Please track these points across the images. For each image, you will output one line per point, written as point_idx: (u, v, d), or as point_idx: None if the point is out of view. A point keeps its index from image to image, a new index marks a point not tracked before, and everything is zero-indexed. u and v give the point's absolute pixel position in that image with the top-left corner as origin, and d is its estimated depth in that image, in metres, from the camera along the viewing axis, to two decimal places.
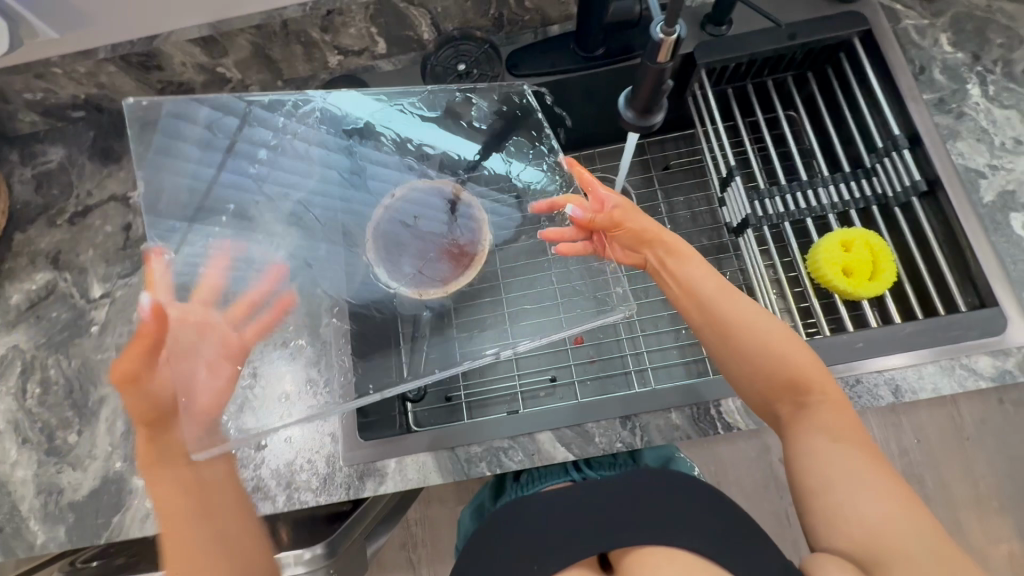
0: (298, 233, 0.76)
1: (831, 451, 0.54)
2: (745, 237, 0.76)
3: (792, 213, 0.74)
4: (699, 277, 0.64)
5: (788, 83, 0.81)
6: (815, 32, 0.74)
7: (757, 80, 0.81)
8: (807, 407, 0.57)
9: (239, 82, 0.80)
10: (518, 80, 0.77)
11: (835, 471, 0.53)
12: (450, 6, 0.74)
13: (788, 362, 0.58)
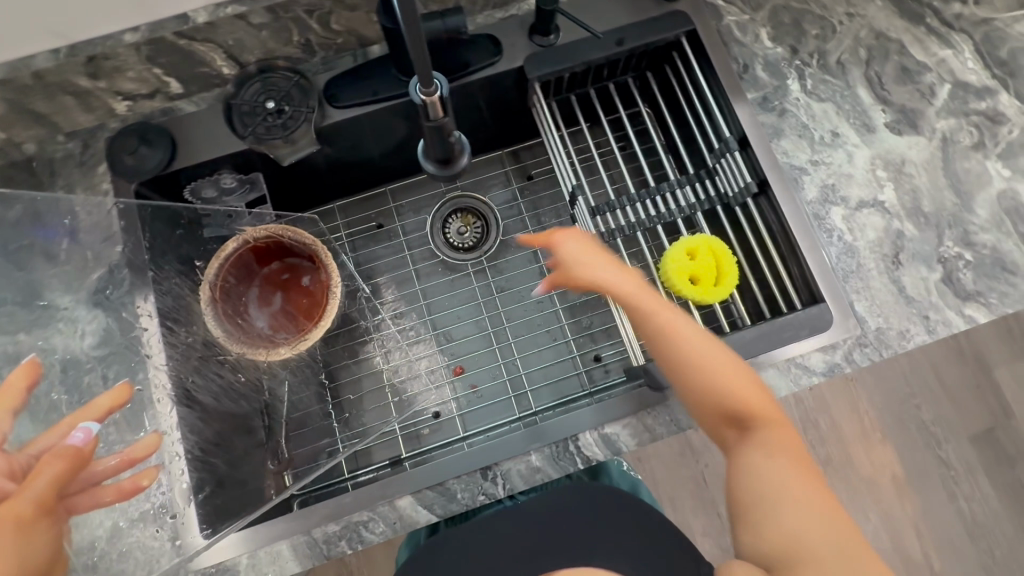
0: (105, 314, 0.66)
1: (771, 478, 0.53)
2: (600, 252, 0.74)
3: (641, 222, 0.72)
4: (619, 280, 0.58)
5: (631, 83, 0.79)
6: (642, 35, 0.72)
7: (599, 84, 0.78)
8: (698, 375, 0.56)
9: (6, 142, 0.68)
10: (341, 112, 0.70)
11: (767, 493, 0.53)
12: (243, 38, 0.65)
13: (718, 387, 0.56)
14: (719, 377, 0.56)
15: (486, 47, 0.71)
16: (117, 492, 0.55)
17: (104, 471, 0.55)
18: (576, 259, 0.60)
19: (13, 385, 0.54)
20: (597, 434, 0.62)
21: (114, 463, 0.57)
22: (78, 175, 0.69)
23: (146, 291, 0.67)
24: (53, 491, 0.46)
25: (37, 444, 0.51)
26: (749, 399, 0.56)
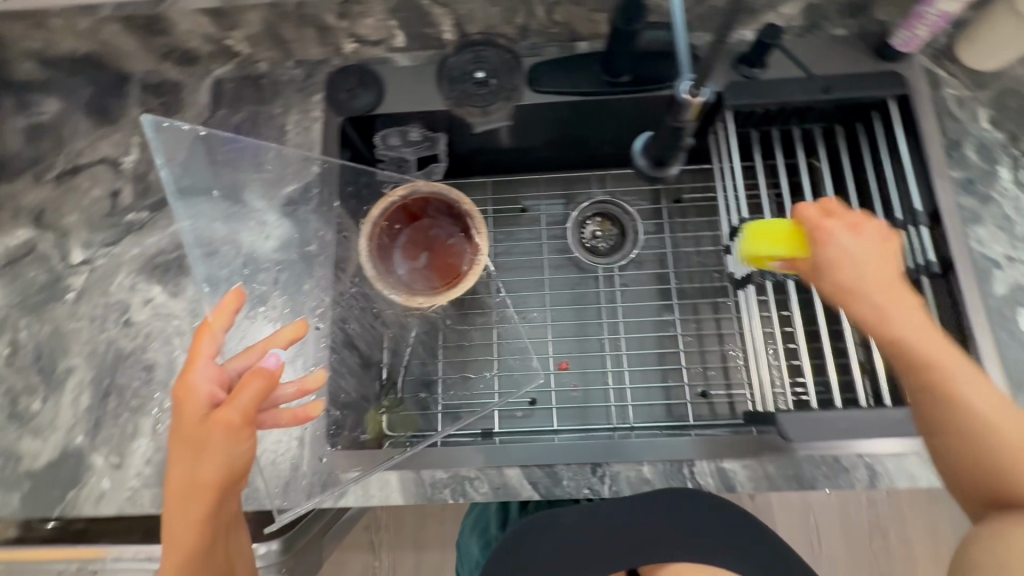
0: (291, 225, 0.74)
1: (983, 479, 0.48)
2: (746, 290, 0.74)
3: (798, 272, 0.72)
4: (864, 266, 0.53)
5: (818, 134, 0.78)
6: (851, 87, 0.71)
7: (786, 127, 0.77)
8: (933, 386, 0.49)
9: (246, 56, 0.76)
10: (537, 96, 0.74)
11: (985, 488, 0.48)
12: (475, 10, 0.70)
13: (955, 391, 0.48)
14: (957, 381, 0.48)
15: (691, 65, 0.72)
16: (290, 417, 0.60)
17: (283, 395, 0.62)
18: (847, 266, 0.53)
19: (223, 309, 0.60)
20: (715, 466, 0.61)
21: (291, 390, 0.63)
22: (295, 99, 0.76)
23: (325, 220, 0.74)
24: (255, 405, 0.51)
25: (234, 362, 0.59)
26: (985, 409, 0.48)
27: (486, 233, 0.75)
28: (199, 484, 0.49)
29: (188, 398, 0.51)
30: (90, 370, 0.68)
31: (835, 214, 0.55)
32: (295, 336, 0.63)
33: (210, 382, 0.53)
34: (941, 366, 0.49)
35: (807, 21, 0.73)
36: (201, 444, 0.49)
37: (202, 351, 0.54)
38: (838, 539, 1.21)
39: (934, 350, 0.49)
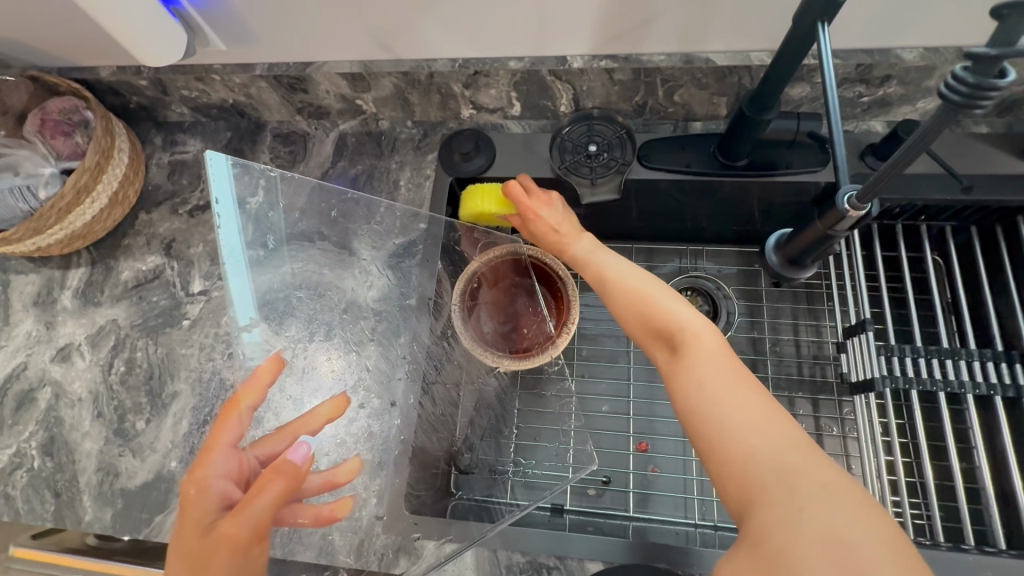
0: (392, 277, 0.76)
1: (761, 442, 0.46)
2: (864, 396, 0.68)
3: (923, 382, 0.65)
4: (629, 279, 0.62)
5: (948, 232, 0.72)
6: (994, 190, 0.66)
7: (913, 222, 0.73)
8: (681, 361, 0.54)
9: (371, 114, 0.81)
10: (646, 171, 0.73)
11: (766, 458, 0.45)
12: (596, 87, 0.71)
13: (697, 353, 0.53)
14: (703, 348, 0.54)
15: (814, 153, 0.70)
16: (313, 517, 0.61)
17: (309, 487, 0.61)
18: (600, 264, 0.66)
19: (258, 382, 0.60)
20: None
21: (315, 480, 0.61)
22: (410, 157, 0.81)
23: (427, 274, 0.75)
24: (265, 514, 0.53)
25: (263, 447, 0.59)
26: (706, 382, 0.51)
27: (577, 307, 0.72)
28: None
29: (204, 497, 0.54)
30: (193, 397, 0.71)
31: (540, 206, 0.71)
32: (330, 415, 0.64)
33: (224, 481, 0.56)
34: (687, 341, 0.55)
35: None
36: (204, 561, 0.50)
37: (223, 439, 0.59)
38: None
39: (685, 324, 0.56)
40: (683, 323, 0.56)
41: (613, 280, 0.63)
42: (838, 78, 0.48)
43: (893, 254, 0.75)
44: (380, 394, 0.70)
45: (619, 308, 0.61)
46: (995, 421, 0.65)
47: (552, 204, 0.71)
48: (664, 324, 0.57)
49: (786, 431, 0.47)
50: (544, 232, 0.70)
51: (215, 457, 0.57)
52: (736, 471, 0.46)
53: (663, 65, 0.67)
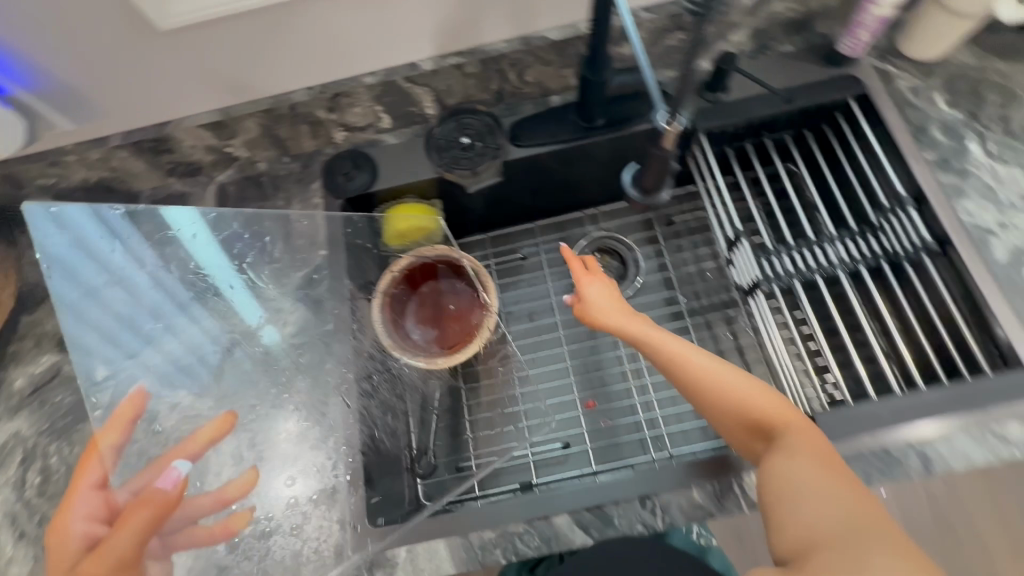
0: (305, 309, 0.75)
1: (815, 517, 0.50)
2: (756, 298, 0.75)
3: (801, 272, 0.74)
4: (677, 343, 0.64)
5: (790, 142, 0.81)
6: (810, 96, 0.76)
7: (760, 141, 0.81)
8: (783, 443, 0.55)
9: (246, 159, 0.81)
10: (521, 150, 0.78)
11: (828, 535, 0.48)
12: (452, 84, 0.76)
13: (743, 389, 0.59)
14: (751, 398, 0.59)
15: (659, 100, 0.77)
16: (208, 533, 0.61)
17: (198, 510, 0.61)
18: (641, 329, 0.67)
19: (119, 418, 0.64)
20: None
21: (207, 501, 0.62)
22: (296, 191, 0.81)
23: (338, 297, 0.76)
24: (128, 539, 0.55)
25: (135, 479, 0.61)
26: (808, 449, 0.54)
27: (494, 291, 0.80)
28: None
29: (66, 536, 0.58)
30: None
31: (586, 282, 0.73)
32: (210, 438, 0.66)
33: (80, 522, 0.58)
34: (776, 427, 0.56)
35: (757, 44, 0.79)
36: None
37: (85, 480, 0.62)
38: None
39: (749, 395, 0.59)
40: (726, 376, 0.60)
41: (698, 370, 0.61)
42: (637, 29, 0.54)
43: (752, 173, 0.83)
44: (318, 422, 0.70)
45: (675, 369, 0.62)
46: (867, 291, 0.72)
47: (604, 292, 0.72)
48: (703, 374, 0.61)
49: (823, 447, 0.55)
50: (591, 318, 0.70)
51: (77, 501, 0.60)
52: (800, 533, 0.50)
53: (505, 50, 0.72)
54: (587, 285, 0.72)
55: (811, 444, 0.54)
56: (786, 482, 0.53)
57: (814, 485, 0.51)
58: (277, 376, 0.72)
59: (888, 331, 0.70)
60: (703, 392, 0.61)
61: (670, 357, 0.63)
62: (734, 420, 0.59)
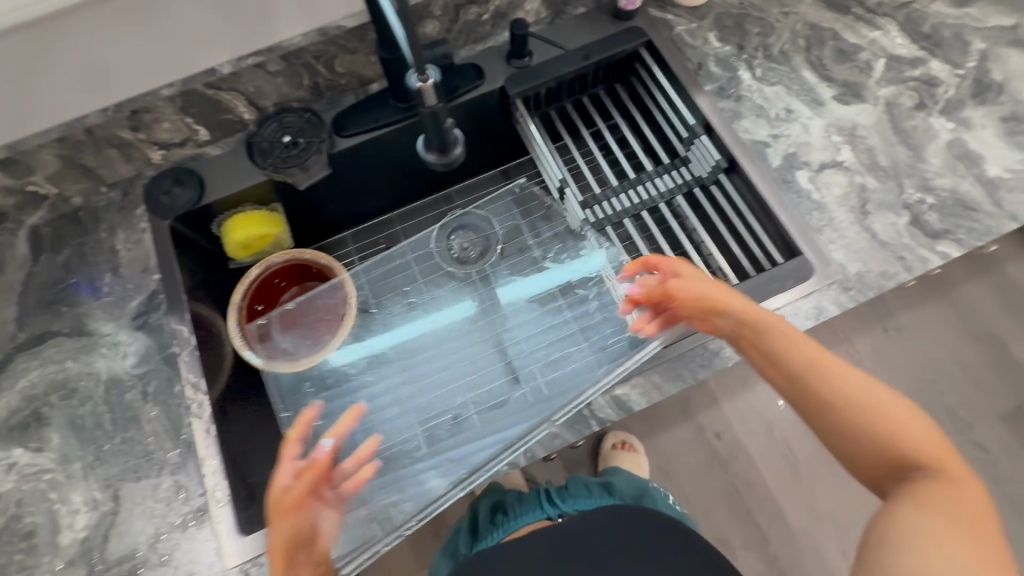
0: (144, 336, 0.71)
1: (948, 555, 0.44)
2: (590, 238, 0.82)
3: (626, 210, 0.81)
4: (845, 371, 0.54)
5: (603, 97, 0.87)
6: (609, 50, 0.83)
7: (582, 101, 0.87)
8: (917, 481, 0.49)
9: (57, 196, 0.76)
10: (347, 141, 0.80)
11: (928, 556, 0.44)
12: (262, 85, 0.75)
13: (891, 429, 0.51)
14: (908, 419, 0.52)
15: (470, 73, 0.81)
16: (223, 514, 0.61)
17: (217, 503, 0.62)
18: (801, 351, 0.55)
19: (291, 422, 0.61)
20: (609, 397, 0.65)
21: (348, 465, 0.62)
22: (119, 219, 0.77)
23: (179, 314, 0.72)
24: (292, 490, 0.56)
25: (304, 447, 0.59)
26: (919, 437, 0.51)
27: (350, 282, 0.83)
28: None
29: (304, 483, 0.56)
30: None
31: (689, 276, 0.62)
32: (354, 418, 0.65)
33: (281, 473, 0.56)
34: (921, 467, 0.50)
35: (551, 10, 0.85)
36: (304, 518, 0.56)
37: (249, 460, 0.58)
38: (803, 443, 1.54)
39: (946, 458, 0.50)
40: (874, 392, 0.53)
41: (840, 378, 0.53)
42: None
43: (579, 134, 0.88)
44: (174, 444, 0.66)
45: (803, 377, 0.54)
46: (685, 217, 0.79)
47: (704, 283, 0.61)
48: (842, 400, 0.52)
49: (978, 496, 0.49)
50: (689, 301, 0.61)
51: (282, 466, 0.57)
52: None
53: (304, 44, 0.73)
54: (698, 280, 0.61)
55: (959, 495, 0.48)
56: (911, 487, 0.49)
57: (957, 527, 0.45)
58: (123, 411, 0.67)
59: (708, 248, 0.76)
60: (824, 386, 0.53)
61: (797, 386, 0.55)
62: (817, 411, 0.54)
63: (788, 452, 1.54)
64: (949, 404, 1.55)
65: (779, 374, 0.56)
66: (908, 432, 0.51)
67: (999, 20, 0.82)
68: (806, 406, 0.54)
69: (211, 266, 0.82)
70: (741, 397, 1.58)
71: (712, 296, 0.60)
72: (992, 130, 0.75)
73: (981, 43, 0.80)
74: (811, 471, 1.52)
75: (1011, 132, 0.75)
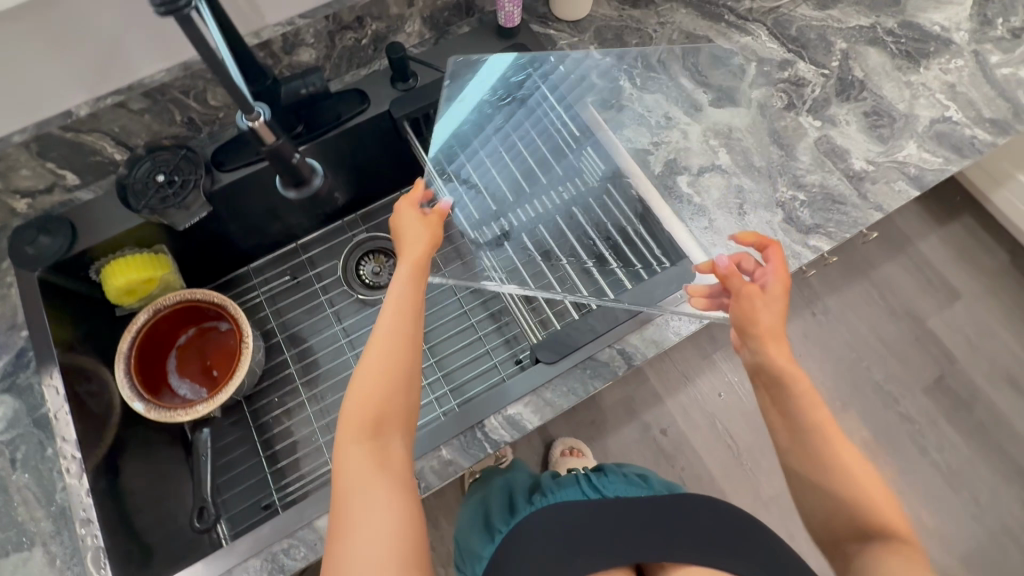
0: (12, 398, 0.67)
1: None
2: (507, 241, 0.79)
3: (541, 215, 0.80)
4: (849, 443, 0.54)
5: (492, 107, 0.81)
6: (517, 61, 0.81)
7: (485, 105, 0.81)
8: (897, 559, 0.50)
9: None
10: (228, 175, 0.78)
11: None
12: (129, 125, 0.73)
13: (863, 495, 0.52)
14: (885, 505, 0.52)
15: (353, 97, 0.80)
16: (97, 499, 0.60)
17: None
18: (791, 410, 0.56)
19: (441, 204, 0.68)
20: (502, 417, 0.65)
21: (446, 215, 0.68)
22: None
23: (50, 370, 0.68)
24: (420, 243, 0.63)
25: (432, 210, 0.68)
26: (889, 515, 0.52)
27: (243, 318, 0.81)
28: (337, 539, 0.47)
29: (426, 231, 0.64)
30: None
31: (772, 296, 0.59)
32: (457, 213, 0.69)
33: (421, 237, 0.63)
34: (892, 540, 0.51)
35: (434, 32, 0.86)
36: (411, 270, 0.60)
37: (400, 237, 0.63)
38: (744, 430, 1.58)
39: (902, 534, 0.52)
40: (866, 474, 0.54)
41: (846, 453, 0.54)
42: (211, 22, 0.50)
43: (470, 146, 0.80)
44: (48, 514, 0.62)
45: (805, 436, 0.55)
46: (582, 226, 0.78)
47: (778, 305, 0.58)
48: (829, 460, 0.54)
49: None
50: (744, 314, 0.58)
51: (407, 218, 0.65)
52: None
53: (167, 81, 0.70)
54: (772, 300, 0.58)
55: None
56: (895, 554, 0.51)
57: None
58: None
59: (603, 261, 0.75)
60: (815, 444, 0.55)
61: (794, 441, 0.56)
62: (811, 465, 0.55)
63: (731, 441, 1.57)
64: (876, 379, 1.62)
65: (781, 421, 0.57)
66: (876, 503, 0.52)
67: (858, 21, 0.86)
68: (795, 462, 0.56)
69: (95, 315, 0.79)
70: (682, 391, 1.61)
71: (772, 332, 0.57)
72: (855, 126, 0.79)
73: (843, 43, 0.84)
74: (754, 458, 1.56)
75: (873, 126, 0.79)
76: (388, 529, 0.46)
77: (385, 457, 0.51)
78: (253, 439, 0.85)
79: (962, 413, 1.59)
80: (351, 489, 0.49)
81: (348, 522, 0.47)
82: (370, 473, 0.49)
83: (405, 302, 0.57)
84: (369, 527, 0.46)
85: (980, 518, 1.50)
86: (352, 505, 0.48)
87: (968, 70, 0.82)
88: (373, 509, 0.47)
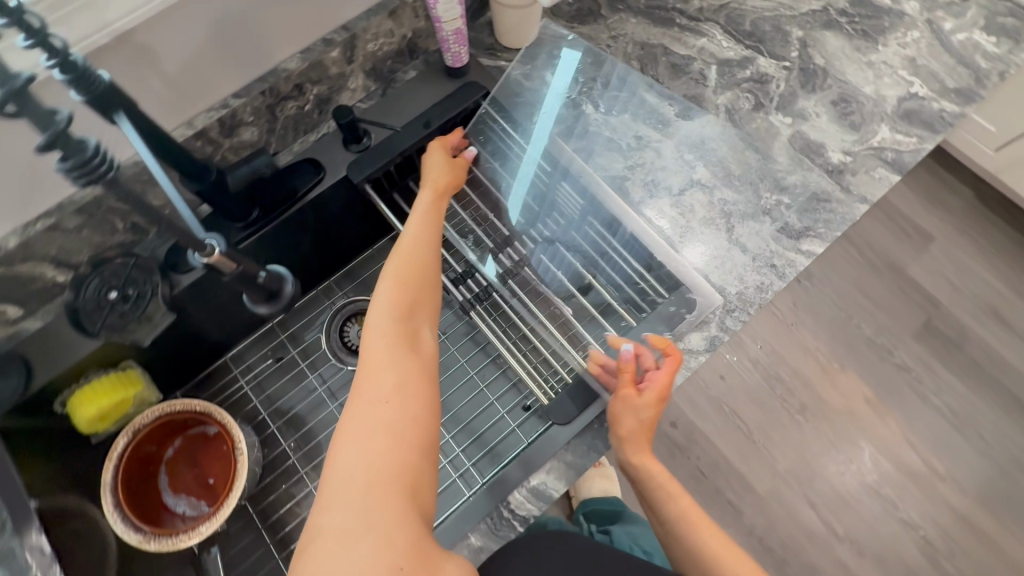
0: None
1: None
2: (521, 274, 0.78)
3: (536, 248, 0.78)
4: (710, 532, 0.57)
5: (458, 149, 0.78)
6: (502, 96, 0.80)
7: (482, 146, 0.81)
8: None
9: None
10: (187, 276, 0.72)
11: None
12: (66, 242, 0.66)
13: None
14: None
15: (307, 169, 0.75)
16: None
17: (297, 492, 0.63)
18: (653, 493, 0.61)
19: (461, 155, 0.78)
20: (527, 490, 0.62)
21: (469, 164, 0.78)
22: None
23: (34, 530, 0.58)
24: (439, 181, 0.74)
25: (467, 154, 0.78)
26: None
27: (232, 421, 0.77)
28: (352, 401, 0.57)
29: (453, 170, 0.75)
30: None
31: (640, 400, 0.61)
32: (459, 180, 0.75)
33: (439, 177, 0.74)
34: None
35: (380, 83, 0.81)
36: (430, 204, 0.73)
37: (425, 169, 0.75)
38: (751, 408, 1.58)
39: None
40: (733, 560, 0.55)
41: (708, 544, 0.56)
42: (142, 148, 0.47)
43: (478, 180, 0.81)
44: None
45: (678, 530, 0.58)
46: (570, 264, 0.76)
47: (643, 413, 0.60)
48: (690, 541, 0.57)
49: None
50: (612, 415, 0.62)
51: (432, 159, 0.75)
52: None
53: (100, 191, 0.64)
54: (636, 404, 0.60)
55: None
56: None
57: None
58: None
59: (600, 298, 0.73)
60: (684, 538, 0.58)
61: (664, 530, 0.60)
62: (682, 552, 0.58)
63: (740, 421, 1.57)
64: (868, 334, 1.65)
65: (653, 518, 0.61)
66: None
67: (809, 5, 0.85)
68: (676, 553, 0.58)
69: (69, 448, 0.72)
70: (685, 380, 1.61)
71: (632, 438, 0.61)
72: (826, 116, 0.77)
73: (798, 30, 0.83)
74: (765, 433, 1.56)
75: (843, 114, 0.77)
76: (400, 415, 0.54)
77: (412, 357, 0.60)
78: (265, 542, 0.80)
79: (953, 353, 1.63)
80: (371, 377, 0.57)
81: (366, 389, 0.56)
82: (390, 368, 0.58)
83: (419, 231, 0.69)
84: (390, 419, 0.54)
85: (985, 452, 1.54)
86: (367, 383, 0.57)
87: (925, 41, 0.81)
88: (394, 393, 0.56)
